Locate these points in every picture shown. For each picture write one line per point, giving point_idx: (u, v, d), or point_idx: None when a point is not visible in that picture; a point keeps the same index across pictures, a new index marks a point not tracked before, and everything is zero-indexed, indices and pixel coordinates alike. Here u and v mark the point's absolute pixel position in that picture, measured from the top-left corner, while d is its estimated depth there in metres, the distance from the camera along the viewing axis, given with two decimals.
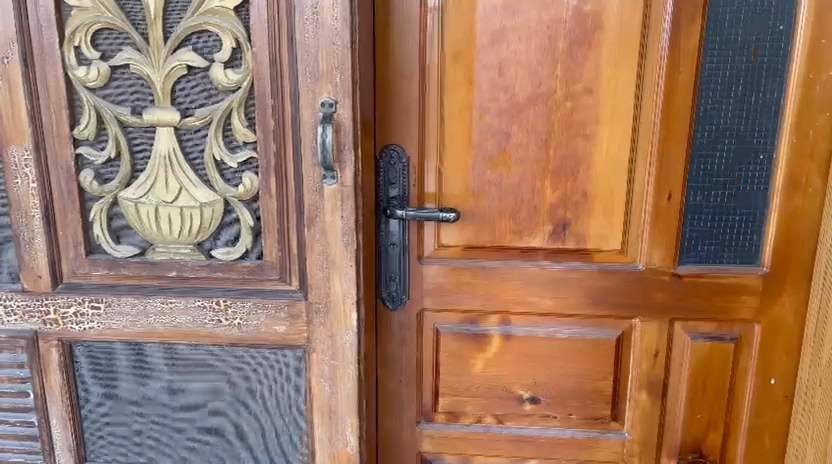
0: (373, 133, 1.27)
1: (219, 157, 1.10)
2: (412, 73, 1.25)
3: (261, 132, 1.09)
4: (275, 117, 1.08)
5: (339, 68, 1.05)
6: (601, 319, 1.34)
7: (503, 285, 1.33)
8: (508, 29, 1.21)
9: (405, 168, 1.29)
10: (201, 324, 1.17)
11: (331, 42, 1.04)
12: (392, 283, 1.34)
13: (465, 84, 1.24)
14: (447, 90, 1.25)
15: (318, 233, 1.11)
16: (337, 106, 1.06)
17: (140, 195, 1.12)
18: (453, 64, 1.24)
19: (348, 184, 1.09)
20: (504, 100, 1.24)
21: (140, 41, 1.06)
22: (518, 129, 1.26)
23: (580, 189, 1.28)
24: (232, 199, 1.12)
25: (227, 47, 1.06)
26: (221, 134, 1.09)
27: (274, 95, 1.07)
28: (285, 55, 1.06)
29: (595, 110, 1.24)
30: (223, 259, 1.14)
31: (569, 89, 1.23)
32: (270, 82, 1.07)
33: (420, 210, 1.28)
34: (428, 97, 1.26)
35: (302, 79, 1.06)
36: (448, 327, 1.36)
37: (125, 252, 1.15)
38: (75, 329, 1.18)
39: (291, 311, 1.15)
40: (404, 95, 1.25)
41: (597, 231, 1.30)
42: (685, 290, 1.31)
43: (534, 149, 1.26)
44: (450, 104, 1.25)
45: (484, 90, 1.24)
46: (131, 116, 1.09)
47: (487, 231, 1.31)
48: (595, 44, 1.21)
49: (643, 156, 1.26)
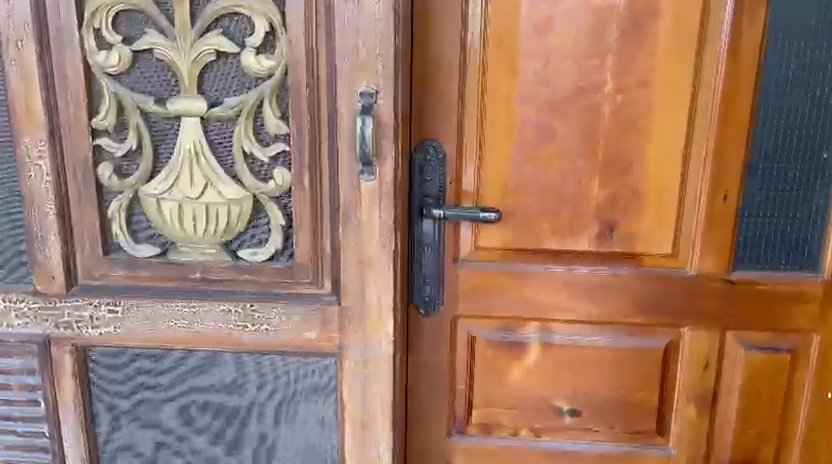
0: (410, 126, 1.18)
1: (249, 151, 1.02)
2: (454, 64, 1.16)
3: (296, 124, 1.01)
4: (310, 106, 1.00)
5: (382, 55, 0.98)
6: (647, 327, 1.26)
7: (543, 290, 1.25)
8: (556, 16, 1.13)
9: (443, 166, 1.20)
10: (225, 330, 1.09)
11: (374, 27, 0.97)
12: (425, 286, 1.25)
13: (510, 75, 1.16)
14: (489, 82, 1.17)
15: (354, 232, 1.03)
16: (377, 96, 0.99)
17: (163, 190, 1.04)
18: (496, 54, 1.15)
19: (387, 181, 1.02)
20: (549, 92, 1.16)
21: (166, 24, 0.98)
22: (565, 123, 1.17)
23: (628, 189, 1.20)
24: (263, 196, 1.04)
25: (259, 31, 0.98)
26: (251, 125, 1.01)
27: (310, 83, 0.99)
28: (321, 41, 0.98)
29: (647, 103, 1.16)
30: (250, 261, 1.06)
31: (621, 80, 1.15)
32: (306, 70, 0.99)
33: (459, 208, 1.20)
34: (469, 89, 1.17)
35: (339, 66, 0.98)
36: (483, 334, 1.28)
37: (146, 252, 1.07)
38: (91, 333, 1.10)
39: (322, 316, 1.07)
40: (443, 87, 1.17)
41: (645, 234, 1.22)
42: (739, 297, 1.22)
43: (582, 144, 1.18)
44: (493, 96, 1.17)
45: (530, 82, 1.16)
46: (155, 105, 1.01)
47: (527, 232, 1.23)
48: (649, 34, 1.13)
49: (698, 154, 1.18)
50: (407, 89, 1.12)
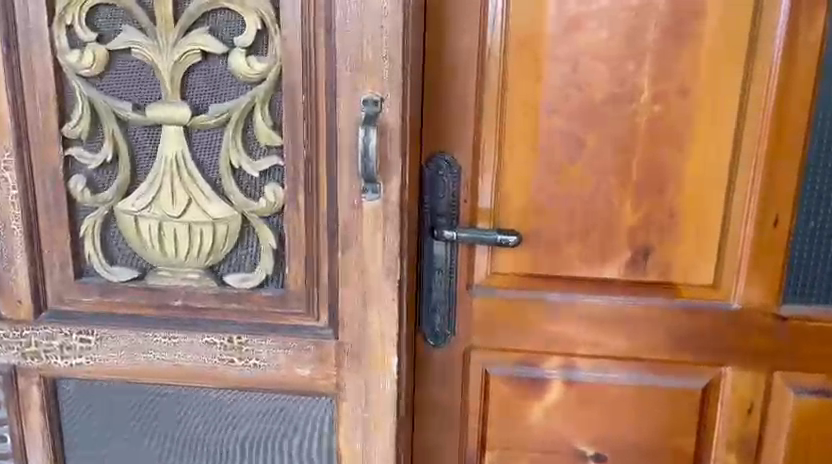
0: (420, 138, 1.06)
1: (237, 165, 0.90)
2: (470, 69, 1.04)
3: (290, 135, 0.89)
4: (306, 115, 0.88)
5: (389, 57, 0.86)
6: (684, 366, 1.12)
7: (567, 322, 1.12)
8: (588, 15, 1.00)
9: (456, 182, 1.08)
10: (209, 364, 0.97)
11: (380, 26, 0.85)
12: (436, 316, 1.13)
13: (533, 82, 1.04)
14: (510, 89, 1.04)
15: (354, 258, 0.91)
16: (382, 104, 0.87)
17: (141, 207, 0.92)
18: (518, 57, 1.03)
19: (392, 200, 0.90)
20: (577, 102, 1.03)
21: (146, 20, 0.87)
22: (595, 136, 1.04)
23: (666, 211, 1.06)
24: (252, 215, 0.92)
25: (250, 29, 0.86)
26: (240, 135, 0.90)
27: (306, 88, 0.87)
28: (320, 40, 0.86)
29: (688, 115, 1.03)
30: (237, 288, 0.95)
31: (660, 88, 1.02)
32: (301, 73, 0.87)
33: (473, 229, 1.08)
34: (488, 97, 1.05)
35: (340, 69, 0.86)
36: (499, 369, 1.16)
37: (123, 275, 0.95)
38: (61, 364, 0.99)
39: (317, 351, 0.95)
40: (458, 94, 1.05)
41: (684, 262, 1.08)
42: (789, 335, 1.09)
43: (613, 160, 1.05)
44: (514, 105, 1.05)
45: (557, 89, 1.03)
46: (133, 111, 0.90)
47: (551, 257, 1.10)
48: (692, 37, 1.00)
49: (746, 173, 1.04)
50: (416, 97, 0.99)
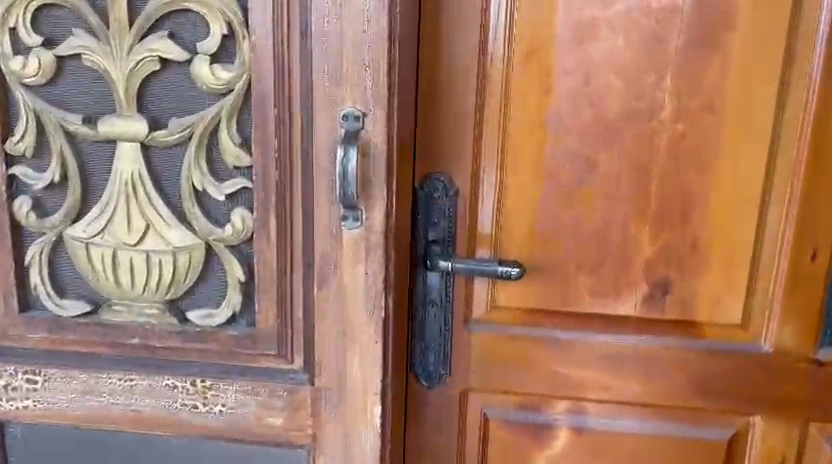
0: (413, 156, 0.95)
1: (201, 187, 0.79)
2: (470, 80, 0.93)
3: (260, 154, 0.78)
4: (278, 131, 0.77)
5: (373, 66, 0.75)
6: (707, 414, 1.00)
7: (576, 363, 1.00)
8: (603, 21, 0.89)
9: (453, 205, 0.96)
10: (170, 410, 0.86)
11: (363, 30, 0.74)
12: (429, 354, 1.01)
13: (540, 96, 0.92)
14: (514, 103, 0.93)
15: (333, 294, 0.80)
16: (365, 120, 0.76)
17: (92, 233, 0.81)
18: (523, 68, 0.92)
19: (376, 229, 0.79)
20: (589, 118, 0.92)
21: (97, 22, 0.76)
22: (609, 157, 0.93)
23: (689, 242, 0.94)
24: (217, 244, 0.81)
25: (215, 33, 0.75)
26: (204, 154, 0.79)
27: (278, 101, 0.76)
28: (295, 46, 0.75)
29: (716, 134, 0.91)
30: (201, 326, 0.84)
31: (684, 104, 0.90)
32: (273, 84, 0.76)
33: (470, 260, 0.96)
34: (489, 112, 0.94)
35: (318, 80, 0.75)
36: (499, 413, 1.04)
37: (73, 309, 0.84)
38: (5, 407, 0.88)
39: (291, 398, 0.84)
40: (456, 107, 0.94)
41: (709, 299, 0.96)
42: (826, 381, 0.96)
43: (630, 183, 0.93)
44: (519, 121, 0.93)
45: (567, 104, 0.92)
46: (83, 125, 0.79)
47: (558, 291, 0.98)
48: (721, 46, 0.88)
49: (780, 200, 0.92)
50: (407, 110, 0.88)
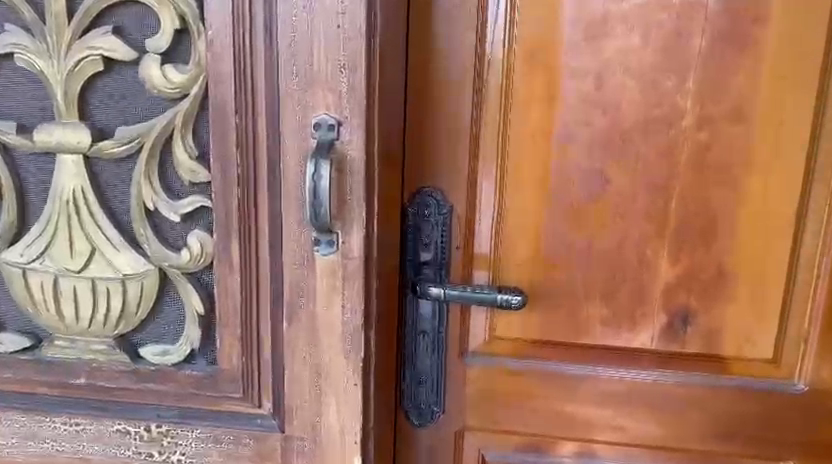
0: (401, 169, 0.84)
1: (153, 207, 0.69)
2: (466, 83, 0.82)
3: (219, 169, 0.67)
4: (241, 142, 0.67)
5: (349, 67, 0.64)
6: (732, 458, 0.89)
7: (585, 401, 0.89)
8: (616, 17, 0.78)
9: (446, 224, 0.86)
10: (122, 459, 0.75)
11: (337, 25, 0.63)
12: (420, 389, 0.90)
13: (545, 101, 0.81)
14: (515, 110, 0.82)
15: (305, 329, 0.70)
16: (340, 129, 0.65)
17: (30, 258, 0.71)
18: (525, 70, 0.81)
19: (354, 255, 0.68)
20: (601, 126, 0.81)
21: (31, 17, 0.66)
22: (624, 171, 0.82)
23: (713, 266, 0.83)
24: (172, 271, 0.70)
25: (166, 28, 0.65)
26: (156, 169, 0.68)
27: (240, 108, 0.66)
28: (259, 44, 0.65)
29: (745, 145, 0.80)
30: (155, 364, 0.73)
31: (709, 111, 0.79)
32: (233, 88, 0.65)
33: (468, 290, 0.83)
34: (487, 119, 0.83)
35: (285, 83, 0.65)
36: (499, 456, 0.93)
37: (10, 344, 0.74)
38: None
39: (259, 447, 0.74)
40: (450, 113, 0.83)
41: (735, 330, 0.85)
42: None
43: (647, 201, 0.82)
44: (520, 130, 0.82)
45: (575, 111, 0.81)
46: (17, 135, 0.69)
47: (565, 321, 0.87)
48: (752, 45, 0.77)
49: (819, 219, 0.81)
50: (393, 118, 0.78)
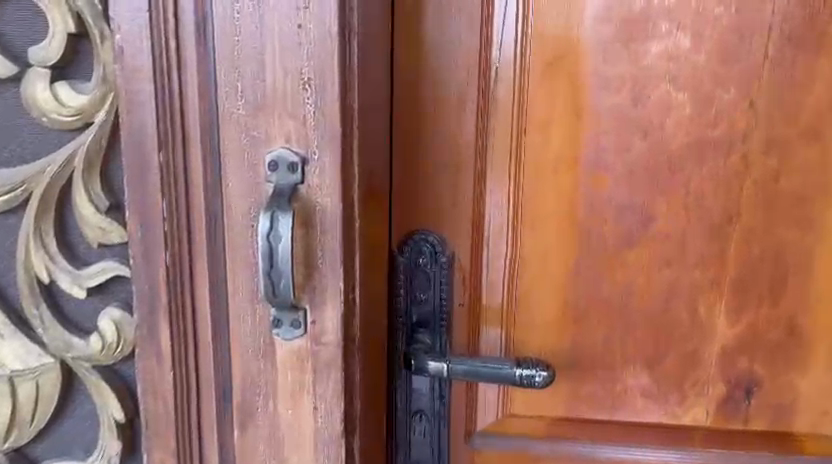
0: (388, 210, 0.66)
1: (48, 278, 0.50)
2: (467, 99, 0.64)
3: (137, 226, 0.48)
4: (168, 188, 0.48)
5: (317, 83, 0.46)
6: None
7: None
8: (661, 10, 0.60)
9: (446, 277, 0.68)
10: None
11: (298, 23, 0.45)
12: None
13: (569, 121, 0.64)
14: (531, 132, 0.64)
15: (265, 438, 0.51)
16: (305, 169, 0.47)
17: None
18: (544, 81, 0.63)
19: (327, 340, 0.49)
20: (641, 152, 0.64)
21: None
22: (671, 207, 0.64)
23: (783, 325, 0.66)
24: (79, 365, 0.51)
25: (57, 31, 0.47)
26: (51, 227, 0.49)
27: (165, 141, 0.47)
28: (189, 52, 0.46)
29: (824, 173, 0.63)
30: None
31: (779, 129, 0.62)
32: (154, 114, 0.47)
33: (478, 364, 0.65)
34: (495, 145, 0.65)
35: (228, 107, 0.47)
36: None
37: None
38: None
39: None
40: (449, 139, 0.65)
41: (809, 402, 0.68)
42: None
43: (702, 244, 0.65)
44: (538, 158, 0.65)
45: (608, 132, 0.63)
46: None
47: (597, 394, 0.70)
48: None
49: None
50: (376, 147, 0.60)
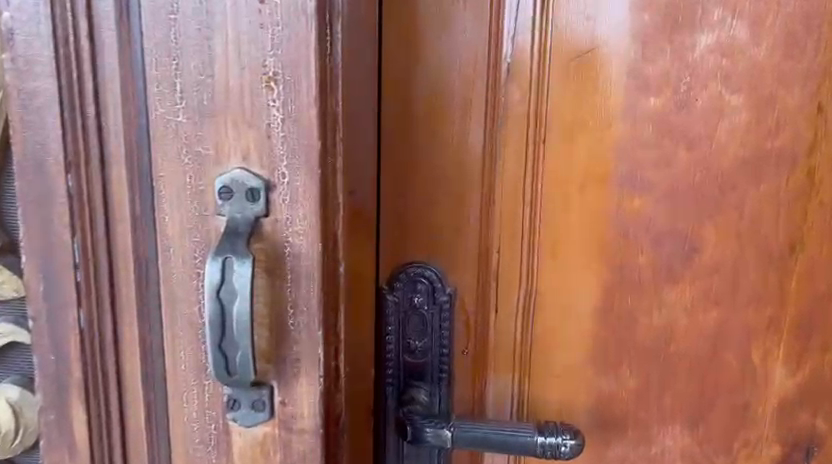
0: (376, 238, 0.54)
1: None
2: (472, 103, 0.52)
3: (39, 274, 0.36)
4: (79, 222, 0.35)
5: (286, 79, 0.33)
6: None
7: None
8: None
9: (447, 320, 0.56)
10: None
11: None
12: None
13: (599, 129, 0.52)
14: (552, 144, 0.53)
15: None
16: (268, 196, 0.34)
17: None
18: (568, 80, 0.51)
19: (302, 425, 0.36)
20: (685, 168, 0.53)
21: None
22: (721, 234, 0.54)
23: None
24: None
25: None
26: None
27: (74, 158, 0.34)
28: (105, 34, 0.33)
29: None
30: None
31: None
32: (59, 121, 0.34)
33: (490, 430, 0.53)
34: (506, 159, 0.53)
35: (162, 111, 0.34)
36: None
37: None
38: None
39: None
40: (451, 152, 0.53)
41: None
42: None
43: (758, 277, 0.55)
44: (560, 175, 0.53)
45: (647, 143, 0.52)
46: None
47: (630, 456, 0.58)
48: None
49: None
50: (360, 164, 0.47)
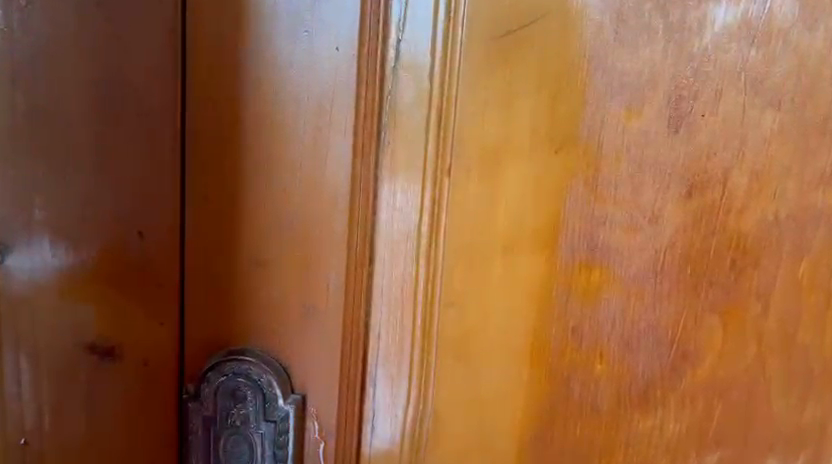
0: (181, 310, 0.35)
1: None
2: (332, 107, 0.33)
3: None
4: None
5: None
6: None
7: None
8: None
9: (286, 445, 0.35)
10: None
11: None
12: None
13: (537, 157, 0.33)
14: (463, 179, 0.33)
15: None
16: None
17: None
18: (493, 77, 0.32)
19: None
20: (676, 232, 0.33)
21: None
22: (731, 338, 0.34)
23: None
24: None
25: None
26: None
27: None
28: None
29: None
30: None
31: None
32: None
33: None
34: (395, 196, 0.34)
35: None
36: None
37: None
38: None
39: None
40: (300, 185, 0.34)
41: None
42: None
43: (787, 410, 0.35)
44: (476, 232, 0.34)
45: (619, 182, 0.33)
46: None
47: None
48: None
49: None
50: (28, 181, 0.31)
